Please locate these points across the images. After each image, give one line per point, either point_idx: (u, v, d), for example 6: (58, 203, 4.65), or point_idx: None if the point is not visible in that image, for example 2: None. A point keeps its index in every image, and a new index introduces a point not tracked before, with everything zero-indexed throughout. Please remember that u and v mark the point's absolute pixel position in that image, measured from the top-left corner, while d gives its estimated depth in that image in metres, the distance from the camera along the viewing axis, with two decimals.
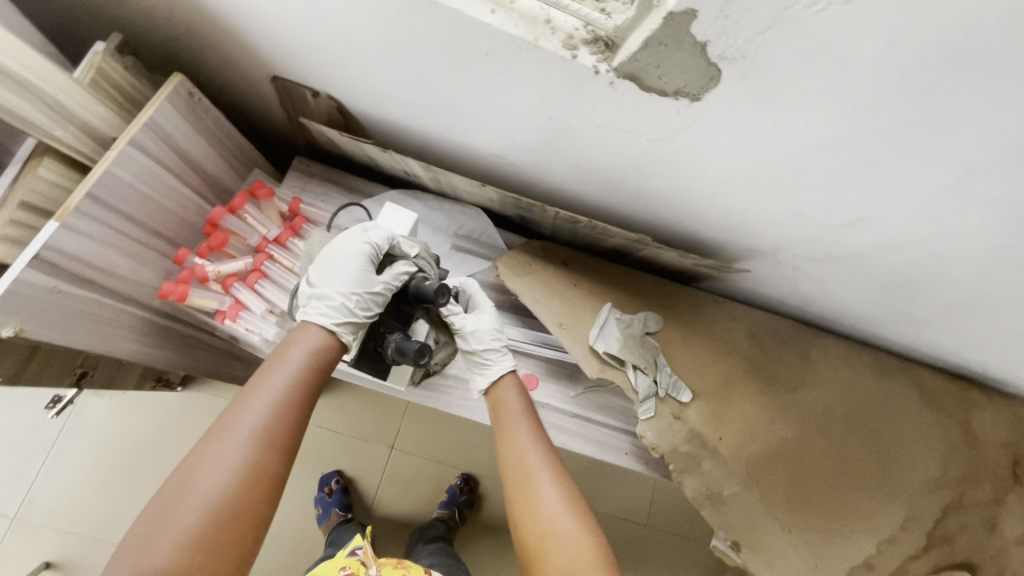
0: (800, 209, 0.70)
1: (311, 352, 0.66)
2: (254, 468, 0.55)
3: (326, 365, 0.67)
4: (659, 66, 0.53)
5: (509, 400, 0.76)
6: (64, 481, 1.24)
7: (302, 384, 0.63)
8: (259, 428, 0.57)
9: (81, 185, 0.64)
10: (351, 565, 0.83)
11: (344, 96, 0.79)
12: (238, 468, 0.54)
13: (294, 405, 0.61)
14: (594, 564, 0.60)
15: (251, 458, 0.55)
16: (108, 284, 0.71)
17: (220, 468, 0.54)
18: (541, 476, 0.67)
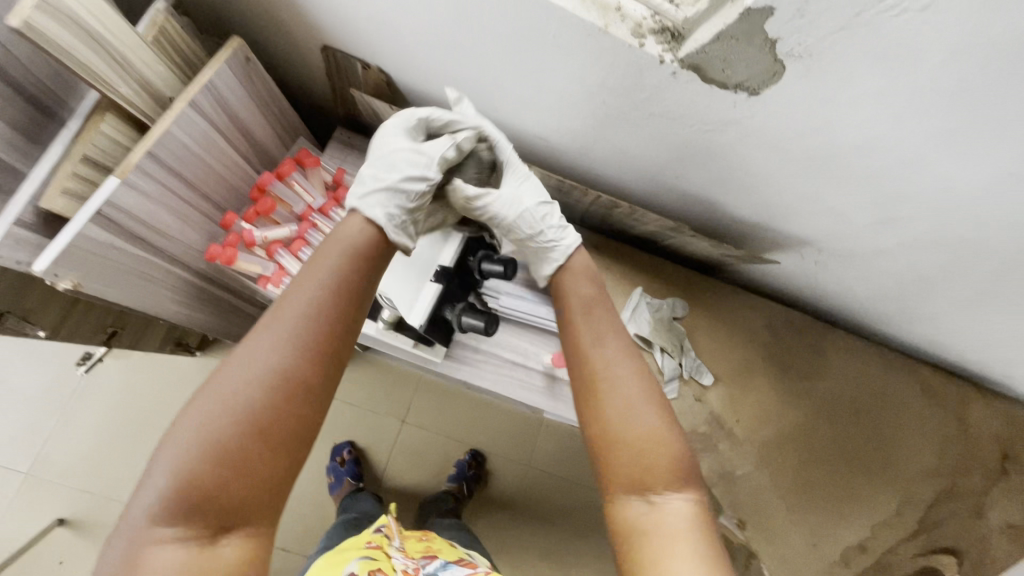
0: (834, 206, 0.73)
1: (352, 241, 0.58)
2: (284, 390, 0.47)
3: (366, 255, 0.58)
4: (725, 59, 0.56)
5: (572, 284, 0.70)
6: (78, 440, 1.24)
7: (348, 282, 0.54)
8: (300, 329, 0.50)
9: (141, 143, 0.65)
10: (377, 540, 0.82)
11: (395, 70, 0.79)
12: (277, 361, 0.48)
13: (334, 308, 0.52)
14: (665, 480, 0.52)
15: (289, 365, 0.48)
16: (158, 243, 0.72)
17: (241, 395, 0.46)
18: (601, 369, 0.58)
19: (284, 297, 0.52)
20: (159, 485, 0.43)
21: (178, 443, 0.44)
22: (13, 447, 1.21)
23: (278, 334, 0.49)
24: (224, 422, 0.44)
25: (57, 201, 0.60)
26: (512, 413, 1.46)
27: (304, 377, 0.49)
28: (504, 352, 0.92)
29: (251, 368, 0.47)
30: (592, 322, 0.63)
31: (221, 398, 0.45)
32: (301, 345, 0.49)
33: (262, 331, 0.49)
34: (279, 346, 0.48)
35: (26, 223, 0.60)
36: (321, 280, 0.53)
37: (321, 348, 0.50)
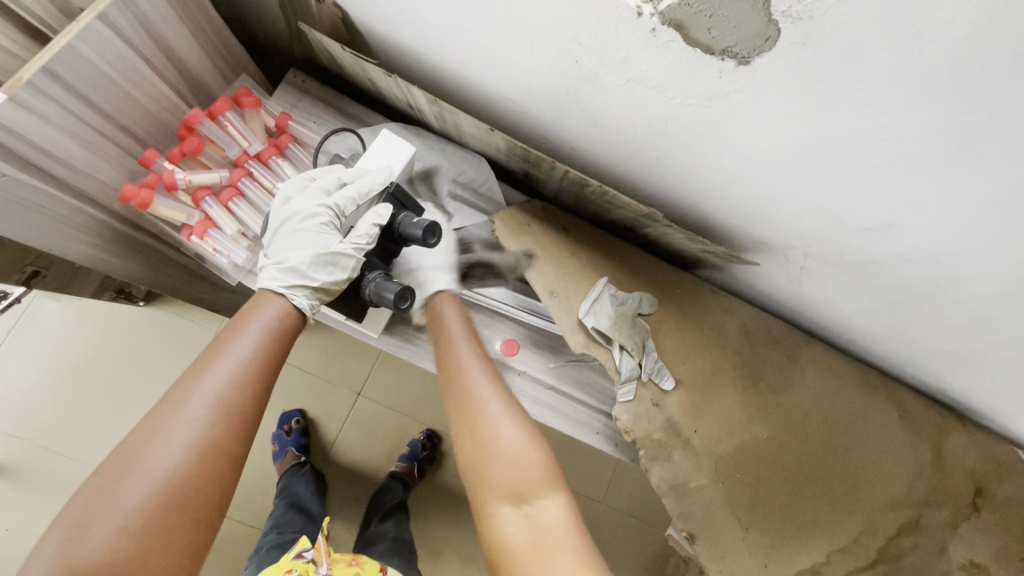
0: (823, 205, 0.65)
1: (272, 320, 0.63)
2: (193, 467, 0.53)
3: (287, 333, 0.64)
4: (711, 17, 0.47)
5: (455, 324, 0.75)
6: (9, 382, 1.18)
7: (261, 362, 0.60)
8: (211, 414, 0.55)
9: (38, 56, 0.56)
10: (298, 568, 0.80)
11: (351, 6, 0.70)
12: (190, 449, 0.53)
13: (250, 391, 0.58)
14: (543, 489, 0.60)
15: (199, 446, 0.54)
16: (60, 175, 0.64)
17: (150, 479, 0.51)
18: (472, 391, 0.67)
19: (194, 377, 0.57)
20: (44, 572, 0.46)
21: (87, 522, 0.48)
22: None
23: (189, 420, 0.54)
24: (127, 502, 0.50)
25: None
26: None
27: (212, 458, 0.54)
28: None
29: (161, 455, 0.52)
30: (459, 347, 0.72)
31: (134, 485, 0.50)
32: (212, 426, 0.55)
33: (173, 423, 0.54)
34: (188, 429, 0.54)
35: None
36: (232, 364, 0.58)
37: (230, 436, 0.56)
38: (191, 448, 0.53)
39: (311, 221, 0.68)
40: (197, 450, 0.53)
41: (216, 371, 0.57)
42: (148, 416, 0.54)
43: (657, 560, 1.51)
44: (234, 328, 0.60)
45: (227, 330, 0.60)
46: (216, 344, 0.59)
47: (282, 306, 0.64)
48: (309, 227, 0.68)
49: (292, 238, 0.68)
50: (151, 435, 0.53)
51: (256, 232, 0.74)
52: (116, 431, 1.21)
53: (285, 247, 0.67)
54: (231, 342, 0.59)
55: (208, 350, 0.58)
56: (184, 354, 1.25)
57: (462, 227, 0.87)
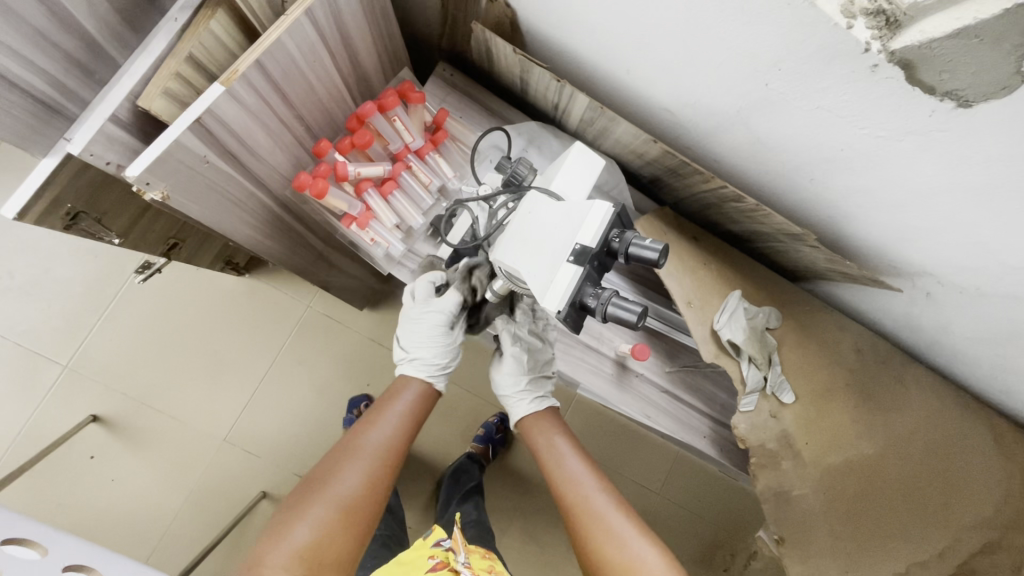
0: (983, 241, 0.66)
1: (409, 404, 0.76)
2: (375, 476, 0.69)
3: (421, 412, 0.78)
4: (950, 62, 0.47)
5: (550, 428, 0.82)
6: (117, 340, 1.23)
7: (400, 439, 0.73)
8: (378, 453, 0.70)
9: (251, 49, 0.58)
10: (439, 555, 0.89)
11: (526, 7, 0.70)
12: (363, 480, 0.68)
13: (404, 438, 0.74)
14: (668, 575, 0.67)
15: (371, 472, 0.69)
16: (248, 163, 0.66)
17: (349, 480, 0.67)
18: (584, 494, 0.74)
19: (375, 409, 0.75)
20: (272, 548, 0.60)
21: (303, 515, 0.63)
22: (53, 338, 1.19)
23: (367, 455, 0.70)
24: (327, 502, 0.65)
25: (156, 101, 0.54)
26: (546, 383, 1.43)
27: (368, 493, 0.68)
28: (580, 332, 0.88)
29: (347, 479, 0.67)
30: (567, 450, 0.79)
31: (315, 508, 0.64)
32: (378, 468, 0.70)
33: (359, 446, 0.70)
34: (370, 459, 0.70)
35: (119, 121, 0.54)
36: (372, 452, 0.70)
37: (382, 476, 0.70)
38: (363, 476, 0.68)
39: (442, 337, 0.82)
40: (365, 486, 0.68)
41: (368, 442, 0.71)
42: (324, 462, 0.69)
43: (706, 552, 1.57)
44: (384, 400, 0.76)
45: (368, 419, 0.73)
46: (369, 417, 0.73)
47: (423, 384, 0.79)
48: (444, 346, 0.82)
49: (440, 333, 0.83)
50: (344, 459, 0.69)
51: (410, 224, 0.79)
52: (214, 394, 1.26)
53: (420, 342, 0.79)
54: (385, 408, 0.75)
55: (366, 418, 0.74)
56: (281, 325, 1.30)
57: None
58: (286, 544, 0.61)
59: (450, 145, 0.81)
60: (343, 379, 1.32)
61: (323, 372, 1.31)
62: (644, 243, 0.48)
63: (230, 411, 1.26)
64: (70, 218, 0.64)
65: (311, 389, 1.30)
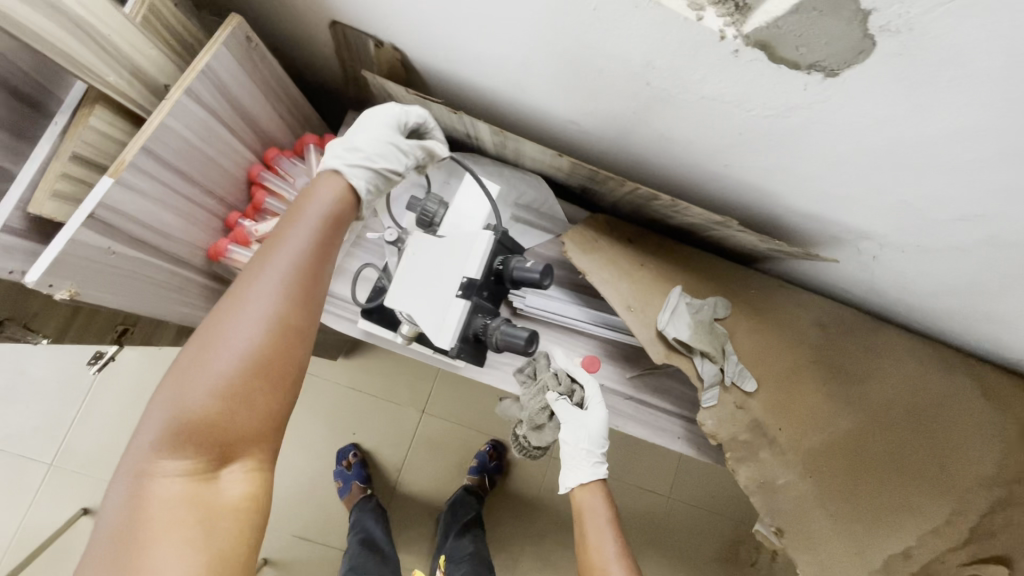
0: (905, 198, 0.65)
1: (326, 210, 0.58)
2: (261, 393, 0.51)
3: (342, 218, 0.60)
4: (802, 36, 0.47)
5: (594, 508, 0.78)
6: (98, 430, 1.24)
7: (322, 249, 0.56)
8: (284, 290, 0.53)
9: (135, 138, 0.59)
10: None
11: (410, 48, 0.71)
12: (271, 323, 0.52)
13: (319, 259, 0.56)
14: None
15: (260, 339, 0.51)
16: (161, 244, 0.67)
17: (206, 419, 0.49)
18: None
19: (268, 244, 0.55)
20: (128, 485, 0.48)
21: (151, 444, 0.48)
22: (34, 438, 1.21)
23: (262, 301, 0.52)
24: (182, 438, 0.49)
25: (46, 205, 0.55)
26: None
27: (254, 419, 0.51)
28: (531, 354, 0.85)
29: (254, 311, 0.51)
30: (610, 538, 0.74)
31: (186, 393, 0.49)
32: (261, 375, 0.51)
33: (235, 322, 0.51)
34: (256, 320, 0.51)
35: (13, 229, 0.55)
36: (272, 283, 0.53)
37: (296, 323, 0.53)
38: (267, 325, 0.52)
39: (570, 452, 0.79)
40: (264, 344, 0.52)
41: (258, 292, 0.52)
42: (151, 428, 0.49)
43: (729, 549, 1.52)
44: (288, 212, 0.56)
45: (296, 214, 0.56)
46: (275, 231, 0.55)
47: (340, 187, 0.61)
48: (569, 456, 0.79)
49: (565, 435, 0.79)
50: (214, 342, 0.50)
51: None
52: None
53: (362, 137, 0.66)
54: (287, 227, 0.55)
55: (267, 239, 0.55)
56: None
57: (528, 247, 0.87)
58: (145, 482, 0.47)
59: None
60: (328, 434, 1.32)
61: None
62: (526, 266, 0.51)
63: None
64: None
65: None
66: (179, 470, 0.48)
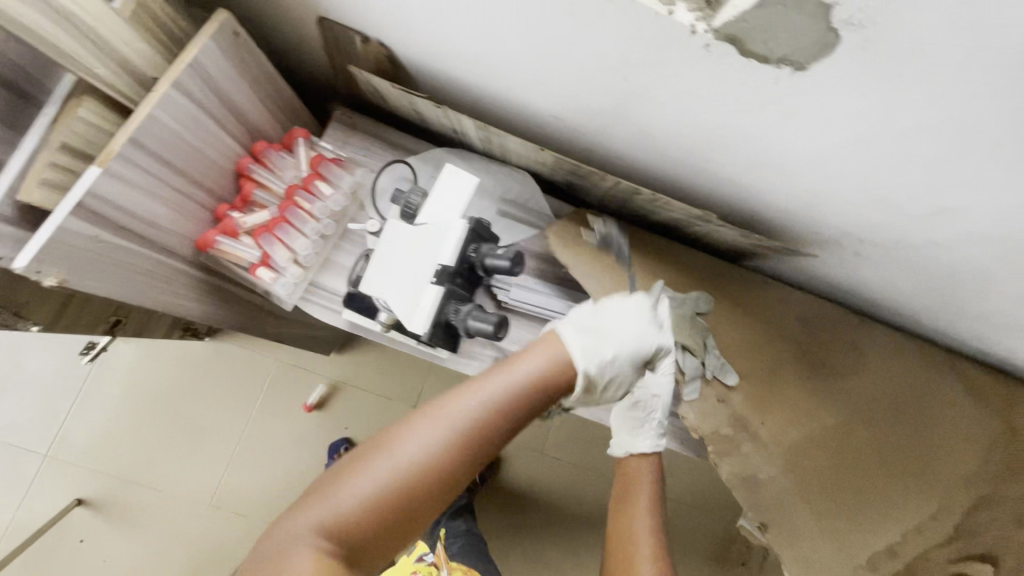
0: (881, 194, 0.66)
1: (522, 380, 0.60)
2: (420, 493, 0.55)
3: (552, 384, 0.63)
4: (768, 30, 0.48)
5: (639, 473, 0.73)
6: (93, 422, 1.25)
7: (475, 452, 0.57)
8: (473, 412, 0.57)
9: (123, 128, 0.61)
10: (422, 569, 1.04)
11: (396, 44, 0.73)
12: (444, 450, 0.56)
13: (489, 431, 0.58)
14: None
15: (439, 453, 0.55)
16: (150, 234, 0.68)
17: (365, 499, 0.53)
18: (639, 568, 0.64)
19: (462, 388, 0.59)
20: (270, 541, 0.52)
21: (317, 509, 0.53)
22: (31, 429, 1.23)
23: (444, 427, 0.56)
24: (342, 505, 0.52)
25: (36, 193, 0.57)
26: None
27: (391, 516, 0.53)
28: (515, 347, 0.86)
29: (428, 430, 0.56)
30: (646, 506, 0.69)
31: (362, 481, 0.53)
32: (424, 481, 0.55)
33: (422, 419, 0.57)
34: (438, 435, 0.55)
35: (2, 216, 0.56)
36: (465, 406, 0.57)
37: (472, 454, 0.57)
38: (442, 443, 0.55)
39: (635, 413, 0.76)
40: (430, 467, 0.55)
41: (449, 412, 0.57)
42: (317, 496, 0.53)
43: (720, 549, 1.52)
44: (503, 363, 0.62)
45: (507, 363, 0.61)
46: (488, 373, 0.60)
47: (558, 359, 0.64)
48: (632, 418, 0.76)
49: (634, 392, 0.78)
50: (406, 429, 0.56)
51: (304, 256, 0.78)
52: (192, 461, 1.27)
53: (615, 330, 0.70)
54: (490, 377, 0.60)
55: (487, 373, 0.60)
56: (251, 383, 1.32)
57: (513, 242, 0.88)
58: (293, 533, 0.52)
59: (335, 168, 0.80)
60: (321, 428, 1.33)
61: (298, 421, 1.32)
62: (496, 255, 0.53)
63: (212, 475, 1.27)
64: None
65: (290, 440, 1.31)
66: (315, 540, 0.51)
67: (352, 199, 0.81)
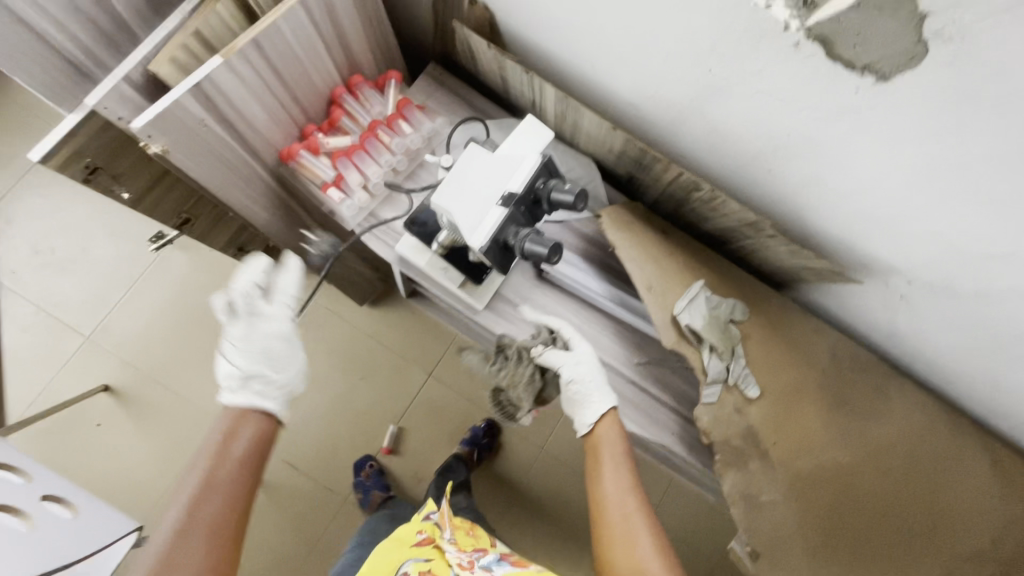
0: (938, 229, 0.66)
1: (254, 432, 0.73)
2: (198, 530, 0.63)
3: (265, 441, 0.74)
4: (860, 34, 0.50)
5: (608, 436, 0.77)
6: (135, 317, 1.33)
7: (238, 496, 0.67)
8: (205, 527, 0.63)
9: (249, 31, 0.67)
10: (426, 530, 0.88)
11: (500, 9, 0.78)
12: (202, 527, 0.63)
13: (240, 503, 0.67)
14: None
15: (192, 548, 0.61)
16: (245, 133, 0.75)
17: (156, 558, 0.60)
18: (628, 520, 0.70)
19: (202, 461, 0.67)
20: None
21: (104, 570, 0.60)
22: (80, 311, 1.31)
23: (210, 494, 0.65)
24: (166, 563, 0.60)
25: (165, 68, 0.64)
26: None
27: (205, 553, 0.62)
28: (546, 317, 0.88)
29: (236, 446, 0.70)
30: (619, 466, 0.74)
31: (170, 515, 0.64)
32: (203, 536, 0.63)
33: (202, 486, 0.65)
34: (211, 503, 0.65)
35: (132, 80, 0.63)
36: (202, 495, 0.65)
37: (225, 551, 0.63)
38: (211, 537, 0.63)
39: (579, 392, 0.78)
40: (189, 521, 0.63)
41: (195, 502, 0.64)
42: None
43: None
44: (218, 439, 0.69)
45: (219, 453, 0.68)
46: (210, 449, 0.68)
47: (255, 423, 0.73)
48: (579, 397, 0.78)
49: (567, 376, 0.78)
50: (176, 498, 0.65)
51: (372, 184, 0.83)
52: (214, 376, 1.33)
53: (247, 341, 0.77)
54: (227, 447, 0.69)
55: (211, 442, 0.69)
56: None
57: (564, 219, 0.91)
58: None
59: (417, 113, 0.85)
60: (338, 372, 1.38)
61: (320, 360, 1.38)
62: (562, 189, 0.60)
63: None
64: (89, 172, 0.73)
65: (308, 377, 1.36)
66: None
67: (427, 144, 0.86)
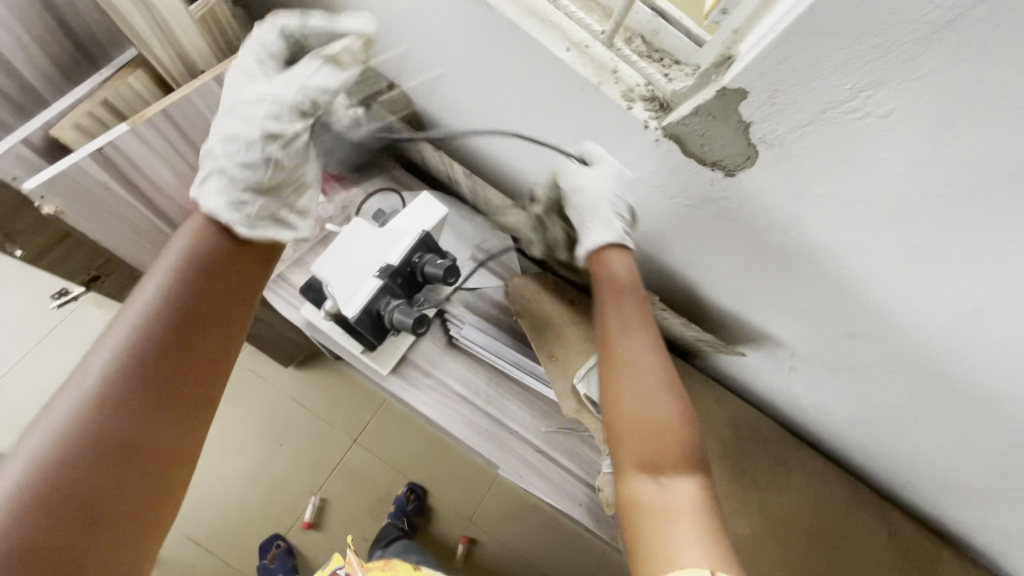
0: (805, 307, 0.72)
1: (191, 247, 0.55)
2: (121, 395, 0.45)
3: (208, 257, 0.55)
4: (703, 135, 0.57)
5: (618, 272, 0.69)
6: (34, 376, 1.25)
7: (183, 292, 0.52)
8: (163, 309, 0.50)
9: (161, 102, 0.69)
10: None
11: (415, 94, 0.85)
12: (126, 350, 0.47)
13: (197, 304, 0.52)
14: (677, 466, 0.52)
15: (105, 383, 0.45)
16: (151, 195, 0.76)
17: (74, 438, 0.42)
18: (634, 365, 0.58)
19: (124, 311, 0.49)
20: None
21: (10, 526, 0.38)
22: None
23: (133, 318, 0.49)
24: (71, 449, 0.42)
25: (65, 132, 0.65)
26: (465, 459, 1.39)
27: (169, 391, 0.48)
28: (455, 383, 0.89)
29: (146, 293, 0.51)
30: (636, 325, 0.62)
31: (72, 398, 0.44)
32: (124, 371, 0.46)
33: (111, 337, 0.48)
34: (148, 322, 0.49)
35: (30, 142, 0.64)
36: (132, 316, 0.49)
37: (173, 355, 0.49)
38: (121, 355, 0.47)
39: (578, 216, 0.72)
40: (117, 374, 0.46)
41: (126, 314, 0.49)
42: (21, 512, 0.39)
43: None
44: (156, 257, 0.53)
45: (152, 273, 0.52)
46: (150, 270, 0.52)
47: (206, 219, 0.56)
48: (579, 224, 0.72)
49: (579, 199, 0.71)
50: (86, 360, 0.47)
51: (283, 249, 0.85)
52: None
53: None
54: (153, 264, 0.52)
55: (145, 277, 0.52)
56: None
57: (478, 288, 0.94)
58: None
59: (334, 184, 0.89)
60: (256, 436, 1.33)
61: (239, 425, 1.32)
62: (435, 265, 0.70)
63: None
64: None
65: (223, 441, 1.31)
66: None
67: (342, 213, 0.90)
